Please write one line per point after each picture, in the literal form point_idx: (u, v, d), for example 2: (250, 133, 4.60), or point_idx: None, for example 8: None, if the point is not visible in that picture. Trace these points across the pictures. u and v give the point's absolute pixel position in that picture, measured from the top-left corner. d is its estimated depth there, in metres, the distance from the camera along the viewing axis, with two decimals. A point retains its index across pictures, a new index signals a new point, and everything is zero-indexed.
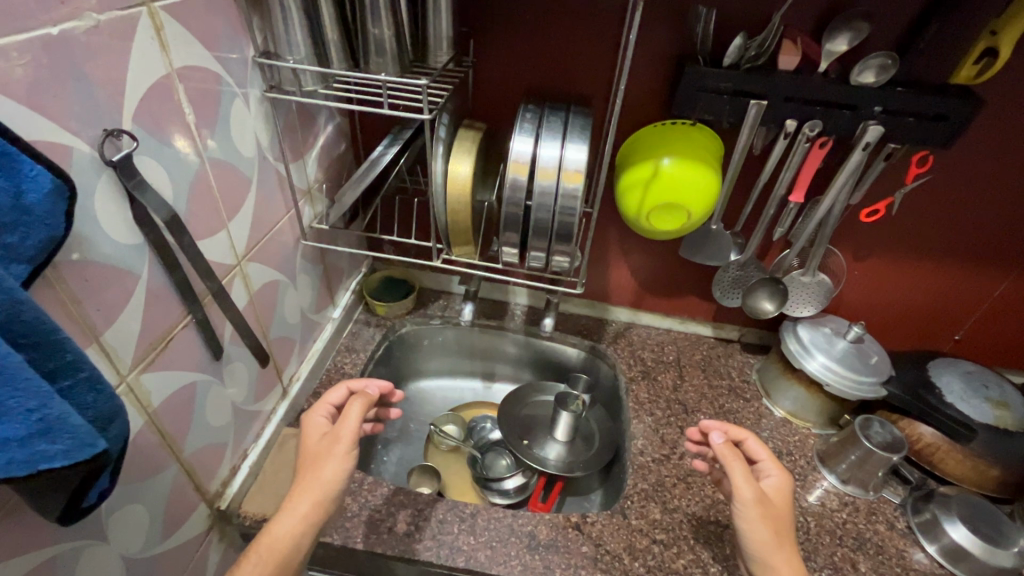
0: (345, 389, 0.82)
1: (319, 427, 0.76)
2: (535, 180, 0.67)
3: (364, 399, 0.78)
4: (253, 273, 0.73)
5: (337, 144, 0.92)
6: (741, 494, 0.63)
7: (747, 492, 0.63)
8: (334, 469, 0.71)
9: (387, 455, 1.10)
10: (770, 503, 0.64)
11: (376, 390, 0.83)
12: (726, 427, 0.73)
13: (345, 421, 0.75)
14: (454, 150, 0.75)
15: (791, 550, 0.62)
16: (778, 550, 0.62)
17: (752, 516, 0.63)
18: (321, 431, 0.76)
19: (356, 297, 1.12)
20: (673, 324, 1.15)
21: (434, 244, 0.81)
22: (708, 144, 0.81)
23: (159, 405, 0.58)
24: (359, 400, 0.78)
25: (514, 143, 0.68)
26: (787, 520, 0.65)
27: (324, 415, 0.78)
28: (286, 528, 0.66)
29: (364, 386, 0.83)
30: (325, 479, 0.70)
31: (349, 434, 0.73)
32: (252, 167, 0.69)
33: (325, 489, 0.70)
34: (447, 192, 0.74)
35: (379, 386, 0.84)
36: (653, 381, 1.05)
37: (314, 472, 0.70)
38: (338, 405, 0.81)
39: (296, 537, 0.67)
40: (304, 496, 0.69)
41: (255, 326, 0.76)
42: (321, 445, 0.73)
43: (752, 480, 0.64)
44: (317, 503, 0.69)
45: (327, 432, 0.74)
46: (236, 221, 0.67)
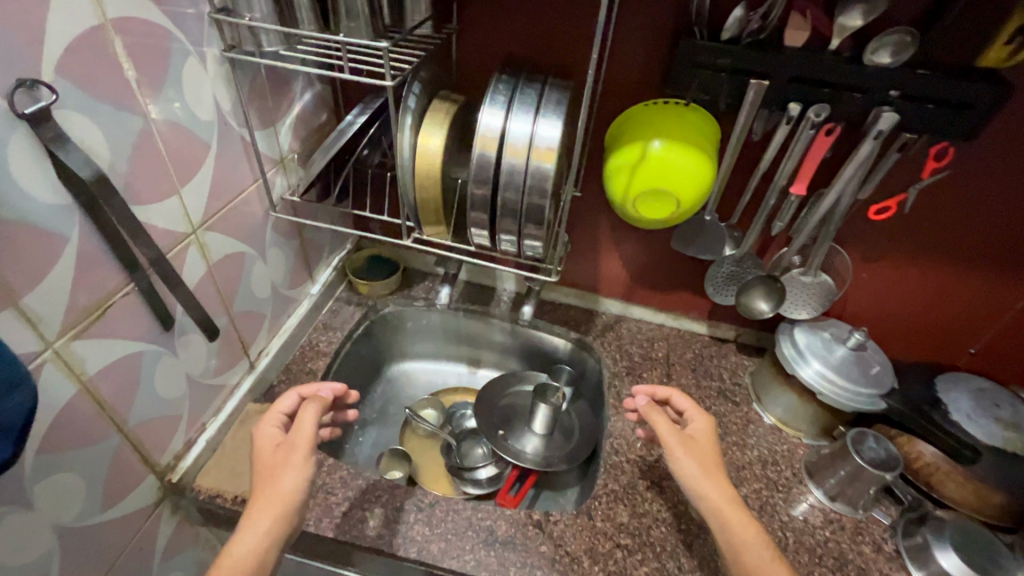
0: (296, 394, 0.79)
1: (272, 440, 0.73)
2: (504, 157, 0.63)
3: (318, 403, 0.76)
4: (212, 243, 0.71)
5: (317, 114, 0.88)
6: (665, 437, 0.72)
7: (667, 430, 0.72)
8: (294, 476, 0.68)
9: (362, 436, 1.08)
10: (694, 442, 0.72)
11: (327, 394, 0.81)
12: (652, 389, 0.81)
13: (298, 428, 0.73)
14: (425, 122, 0.70)
15: (716, 473, 0.69)
16: (705, 475, 0.69)
17: (676, 452, 0.71)
18: (275, 442, 0.73)
19: (338, 274, 1.09)
20: (666, 319, 1.09)
21: (404, 222, 0.77)
22: (704, 128, 0.75)
23: (95, 373, 0.56)
24: (312, 404, 0.75)
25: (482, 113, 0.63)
26: (717, 454, 0.72)
27: (275, 426, 0.75)
28: (249, 548, 0.63)
29: (315, 390, 0.80)
30: (285, 489, 0.68)
31: (305, 440, 0.72)
32: (211, 131, 0.66)
33: (286, 498, 0.68)
34: (416, 166, 0.70)
35: (331, 389, 0.82)
36: (637, 378, 1.00)
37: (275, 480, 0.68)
38: (295, 405, 0.79)
39: (258, 553, 0.64)
40: (264, 509, 0.66)
41: (214, 297, 0.74)
42: (274, 461, 0.70)
43: (673, 427, 0.73)
44: (279, 516, 0.66)
45: (281, 442, 0.72)
46: (190, 188, 0.64)
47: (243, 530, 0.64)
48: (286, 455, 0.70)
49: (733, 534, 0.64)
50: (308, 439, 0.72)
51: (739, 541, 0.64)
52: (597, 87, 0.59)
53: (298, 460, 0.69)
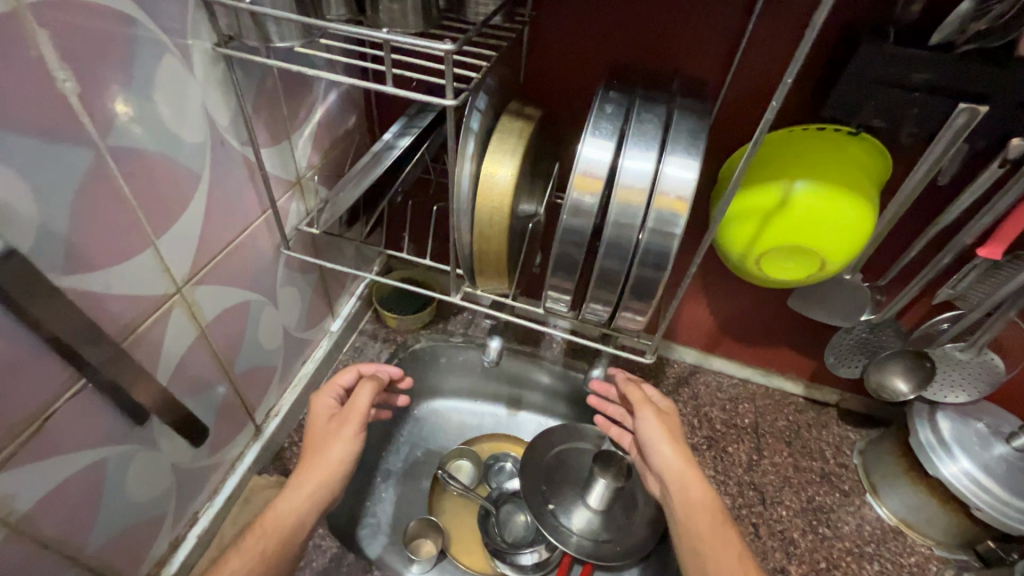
0: (355, 371, 0.70)
1: (327, 408, 0.65)
2: (609, 206, 0.44)
3: (377, 383, 0.66)
4: (203, 300, 0.54)
5: (342, 119, 0.70)
6: (637, 402, 0.67)
7: (638, 396, 0.67)
8: (344, 449, 0.60)
9: (386, 491, 0.93)
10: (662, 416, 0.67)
11: (386, 376, 0.72)
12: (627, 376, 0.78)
13: (352, 403, 0.64)
14: (490, 150, 0.51)
15: (681, 442, 0.64)
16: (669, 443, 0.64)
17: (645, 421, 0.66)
18: (328, 414, 0.65)
19: (363, 304, 0.92)
20: (753, 375, 0.91)
21: (454, 271, 0.58)
22: (870, 163, 0.54)
23: (30, 507, 0.41)
24: (370, 383, 0.66)
25: (584, 142, 0.43)
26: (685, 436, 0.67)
27: (332, 396, 0.67)
28: (290, 509, 0.57)
29: (374, 369, 0.71)
30: (332, 462, 0.60)
31: (359, 416, 0.63)
32: (202, 156, 0.48)
33: (332, 474, 0.59)
34: (475, 208, 0.51)
35: (390, 370, 0.72)
36: (721, 455, 0.82)
37: (324, 450, 0.60)
38: (351, 385, 0.69)
39: (299, 519, 0.57)
40: (308, 478, 0.59)
41: (209, 366, 0.57)
42: (327, 428, 0.62)
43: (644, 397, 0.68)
44: (324, 486, 0.59)
45: (336, 412, 0.64)
46: (171, 235, 0.47)
47: (288, 490, 0.58)
48: (340, 427, 0.62)
49: (689, 507, 0.60)
50: (362, 418, 0.63)
51: (696, 512, 0.60)
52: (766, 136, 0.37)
53: (350, 435, 0.61)
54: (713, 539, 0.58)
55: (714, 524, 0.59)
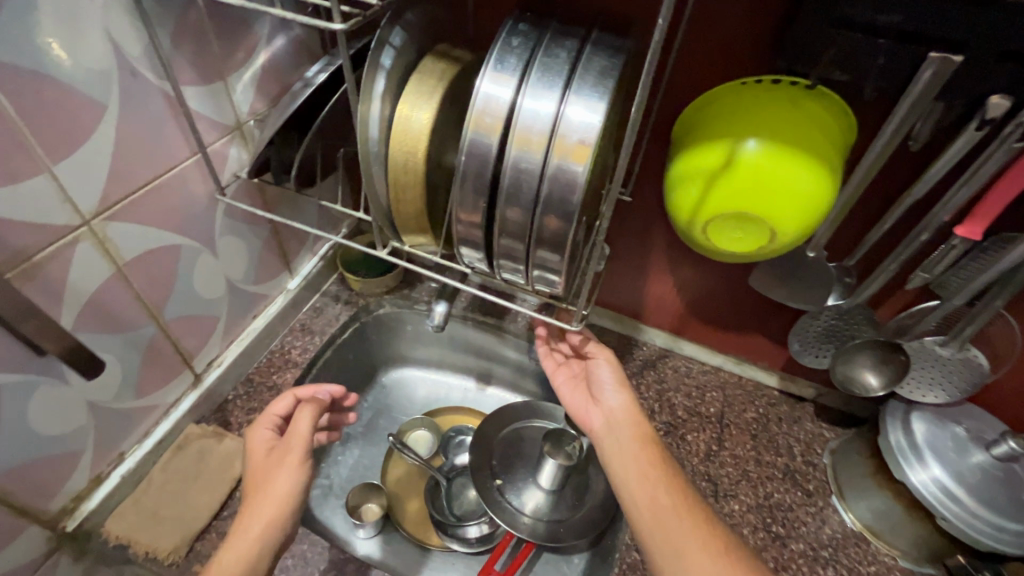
0: (292, 396, 0.68)
1: (266, 440, 0.63)
2: (509, 150, 0.40)
3: (316, 406, 0.66)
4: (119, 238, 0.53)
5: (292, 66, 0.68)
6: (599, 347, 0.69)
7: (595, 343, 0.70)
8: (289, 479, 0.59)
9: (342, 454, 0.92)
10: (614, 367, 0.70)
11: (327, 396, 0.70)
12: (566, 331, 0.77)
13: (291, 430, 0.63)
14: (406, 90, 0.48)
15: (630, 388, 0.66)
16: (618, 387, 0.66)
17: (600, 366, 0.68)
18: (267, 445, 0.63)
19: (326, 265, 0.90)
20: (725, 362, 0.85)
21: (375, 224, 0.54)
22: (829, 121, 0.49)
23: None
24: (309, 406, 0.65)
25: (483, 81, 0.40)
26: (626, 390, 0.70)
27: (269, 426, 0.65)
28: (238, 556, 0.55)
29: (313, 390, 0.70)
30: (278, 496, 0.58)
31: (301, 442, 0.61)
32: (109, 86, 0.47)
33: (280, 506, 0.58)
34: (388, 152, 0.48)
35: (331, 389, 0.71)
36: (678, 443, 0.78)
37: (268, 484, 0.59)
38: (290, 412, 0.67)
39: (251, 564, 0.55)
40: (253, 519, 0.57)
41: (131, 306, 0.57)
42: (266, 461, 0.61)
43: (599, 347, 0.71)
44: (274, 522, 0.57)
45: (276, 440, 0.63)
46: (70, 164, 0.46)
47: (233, 538, 0.56)
48: (282, 453, 0.60)
49: (633, 442, 0.61)
50: (304, 443, 0.61)
51: (647, 448, 0.60)
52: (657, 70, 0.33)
53: (295, 462, 0.60)
54: (658, 470, 0.58)
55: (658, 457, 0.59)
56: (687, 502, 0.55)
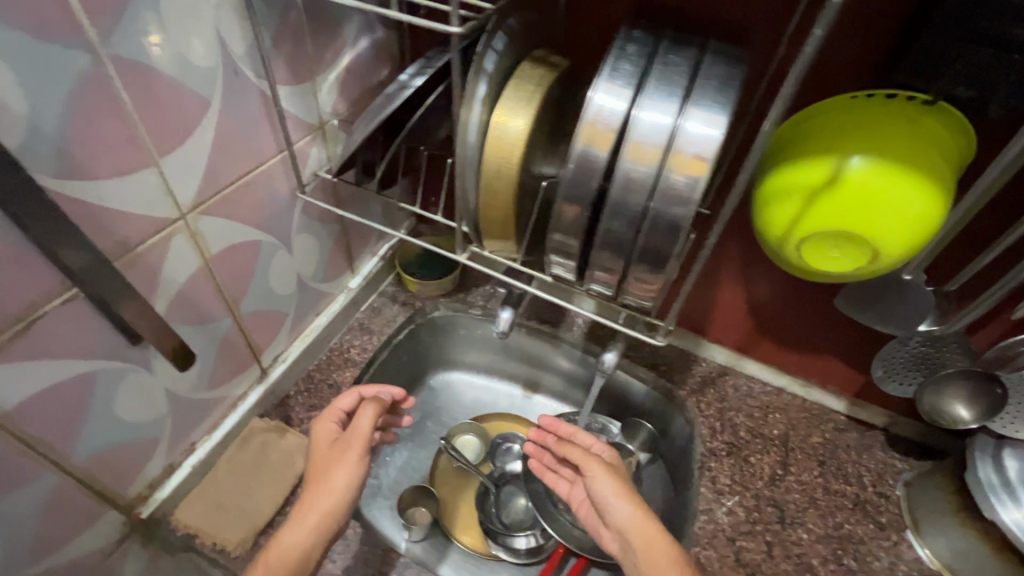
0: (356, 393, 0.68)
1: (330, 434, 0.63)
2: (620, 161, 0.39)
3: (378, 405, 0.65)
4: (209, 232, 0.54)
5: (372, 68, 0.68)
6: (581, 457, 0.61)
7: (580, 452, 0.61)
8: (345, 478, 0.59)
9: (390, 455, 0.92)
10: (617, 466, 0.62)
11: (389, 398, 0.69)
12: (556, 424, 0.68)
13: (353, 427, 0.62)
14: (504, 97, 0.47)
15: (635, 495, 0.58)
16: (621, 498, 0.58)
17: (597, 482, 0.59)
18: (331, 439, 0.63)
19: (385, 265, 0.91)
20: (790, 384, 0.83)
21: (459, 227, 0.54)
22: (947, 138, 0.46)
23: (13, 407, 0.42)
24: (372, 404, 0.64)
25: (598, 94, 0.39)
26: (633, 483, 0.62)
27: (334, 423, 0.64)
28: (295, 542, 0.57)
29: (376, 390, 0.68)
30: (337, 489, 0.59)
31: (361, 439, 0.61)
32: (213, 82, 0.48)
33: (337, 500, 0.59)
34: (482, 158, 0.48)
35: (393, 392, 0.68)
36: (742, 465, 0.75)
37: (327, 478, 0.59)
38: (353, 410, 0.67)
39: (305, 549, 0.57)
40: (311, 508, 0.58)
41: (213, 298, 0.57)
42: (328, 454, 0.61)
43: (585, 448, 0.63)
44: (329, 515, 0.58)
45: (340, 436, 0.63)
46: (174, 159, 0.47)
47: (293, 522, 0.58)
48: (341, 453, 0.60)
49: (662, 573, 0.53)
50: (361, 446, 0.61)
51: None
52: (796, 90, 0.32)
53: (351, 462, 0.59)
54: None
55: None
56: None
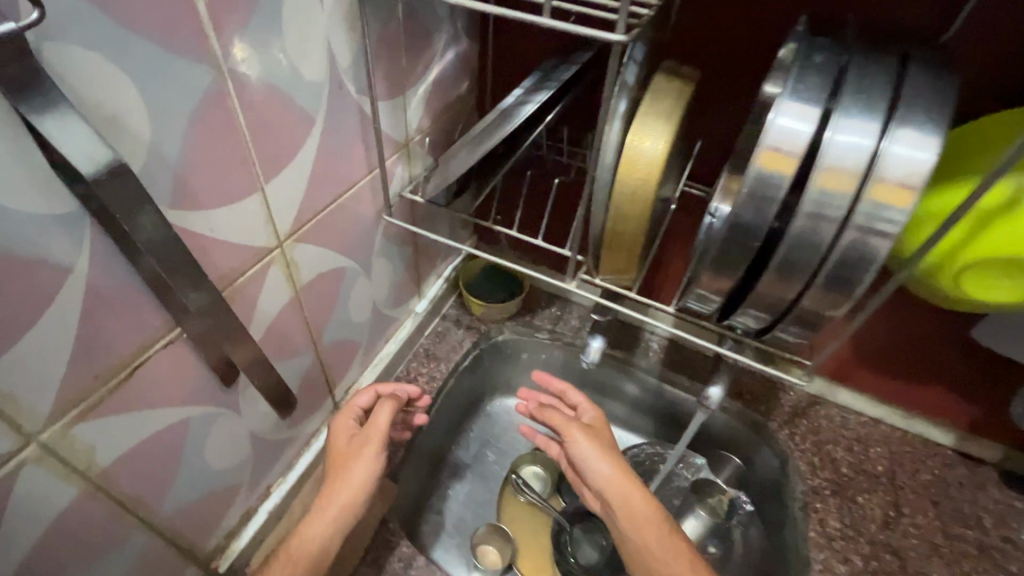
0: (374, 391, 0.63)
1: (349, 427, 0.58)
2: (807, 189, 0.35)
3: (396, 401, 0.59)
4: (302, 261, 0.49)
5: (456, 82, 0.64)
6: (562, 424, 0.56)
7: (562, 418, 0.56)
8: (365, 468, 0.54)
9: (453, 488, 0.85)
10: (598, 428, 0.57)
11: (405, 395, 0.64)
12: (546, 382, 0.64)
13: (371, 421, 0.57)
14: (642, 113, 0.43)
15: (622, 460, 0.53)
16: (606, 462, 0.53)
17: (579, 450, 0.53)
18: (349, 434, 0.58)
19: (449, 287, 0.86)
20: (889, 415, 0.76)
21: (575, 254, 0.50)
22: None
23: (109, 465, 0.37)
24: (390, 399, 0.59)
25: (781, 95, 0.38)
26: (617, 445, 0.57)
27: (354, 417, 0.59)
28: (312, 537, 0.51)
29: (393, 388, 0.64)
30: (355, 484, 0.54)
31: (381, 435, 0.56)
32: (320, 98, 0.44)
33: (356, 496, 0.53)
34: (615, 180, 0.43)
35: (410, 390, 0.65)
36: (850, 505, 0.69)
37: (346, 469, 0.54)
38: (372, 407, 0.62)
39: (325, 543, 0.52)
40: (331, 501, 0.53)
41: (299, 331, 0.53)
42: (345, 450, 0.56)
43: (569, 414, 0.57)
44: (348, 507, 0.53)
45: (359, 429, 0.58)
46: (278, 183, 0.43)
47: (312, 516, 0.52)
48: (361, 443, 0.55)
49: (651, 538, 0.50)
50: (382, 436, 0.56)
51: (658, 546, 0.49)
52: None
53: (371, 451, 0.55)
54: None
55: (680, 553, 0.49)
56: None
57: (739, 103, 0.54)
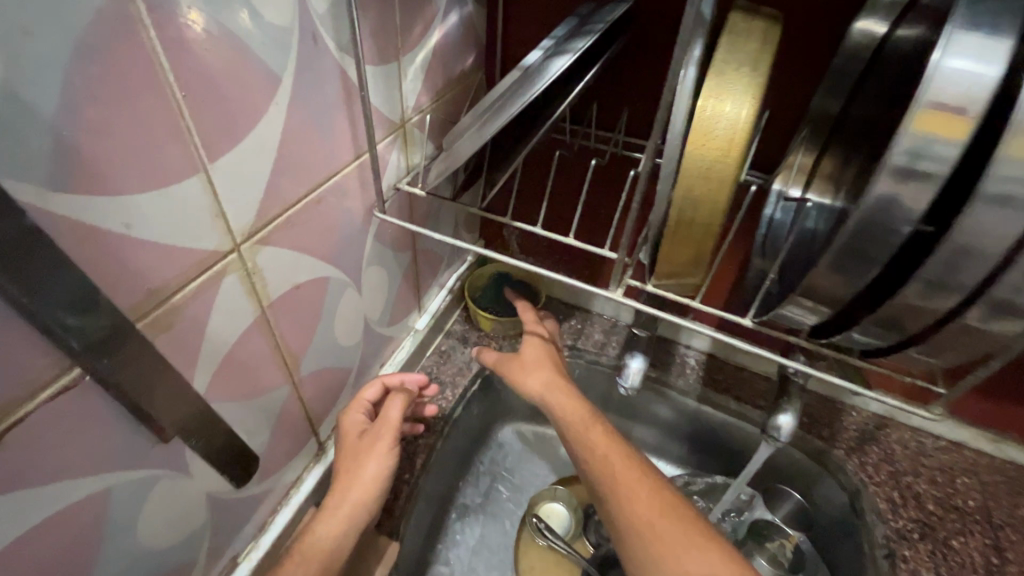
0: (380, 384, 0.55)
1: (359, 423, 0.52)
2: (997, 156, 0.23)
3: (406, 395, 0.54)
4: (270, 270, 0.38)
5: (461, 54, 0.54)
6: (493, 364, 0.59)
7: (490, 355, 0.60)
8: (378, 465, 0.49)
9: (462, 532, 0.70)
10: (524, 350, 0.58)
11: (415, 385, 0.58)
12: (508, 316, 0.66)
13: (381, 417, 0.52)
14: (719, 64, 0.32)
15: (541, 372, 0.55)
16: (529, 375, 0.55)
17: (525, 370, 0.55)
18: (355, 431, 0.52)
19: (453, 300, 0.75)
20: (973, 438, 0.66)
21: (623, 256, 0.39)
22: None
23: None
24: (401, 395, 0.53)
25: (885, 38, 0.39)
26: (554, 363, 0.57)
27: (363, 412, 0.53)
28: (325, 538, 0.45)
29: (401, 377, 0.56)
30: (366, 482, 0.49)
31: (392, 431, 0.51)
32: (286, 51, 0.33)
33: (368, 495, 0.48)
34: (685, 153, 0.32)
35: (417, 379, 0.58)
36: (945, 553, 0.58)
37: (356, 467, 0.49)
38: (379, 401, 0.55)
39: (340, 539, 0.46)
40: (342, 498, 0.48)
41: (269, 360, 0.41)
42: (353, 449, 0.50)
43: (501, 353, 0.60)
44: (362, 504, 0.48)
45: (369, 424, 0.52)
46: (230, 163, 0.31)
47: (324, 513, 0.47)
48: (372, 439, 0.50)
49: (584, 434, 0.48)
50: (396, 430, 0.51)
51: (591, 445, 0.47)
52: None
53: (384, 447, 0.50)
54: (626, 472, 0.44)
55: (620, 454, 0.45)
56: (665, 507, 0.41)
57: (815, 64, 0.44)
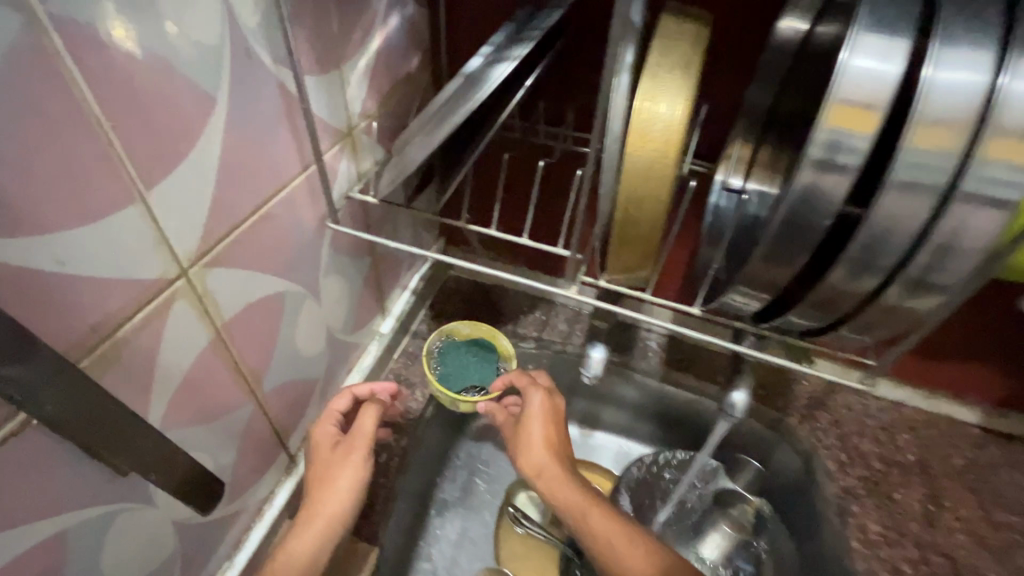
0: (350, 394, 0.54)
1: (330, 434, 0.50)
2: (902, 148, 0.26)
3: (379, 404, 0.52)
4: (222, 292, 0.37)
5: (406, 56, 0.53)
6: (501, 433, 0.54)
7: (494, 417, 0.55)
8: (352, 475, 0.47)
9: (441, 528, 0.71)
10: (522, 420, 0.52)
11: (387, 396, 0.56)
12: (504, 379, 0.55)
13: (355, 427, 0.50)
14: (652, 67, 0.33)
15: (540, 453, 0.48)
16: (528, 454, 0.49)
17: (529, 442, 0.49)
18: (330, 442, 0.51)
19: (418, 300, 0.75)
20: (911, 397, 0.71)
21: (575, 254, 0.40)
22: None
23: None
24: (374, 404, 0.51)
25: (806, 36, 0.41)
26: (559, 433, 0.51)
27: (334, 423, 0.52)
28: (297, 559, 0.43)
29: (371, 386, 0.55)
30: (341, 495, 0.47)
31: (366, 440, 0.49)
32: (219, 68, 0.32)
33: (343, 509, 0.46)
34: (625, 154, 0.34)
35: (388, 390, 0.56)
36: (887, 505, 0.63)
37: (329, 479, 0.47)
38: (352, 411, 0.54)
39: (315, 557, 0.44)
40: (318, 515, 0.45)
41: (228, 380, 0.41)
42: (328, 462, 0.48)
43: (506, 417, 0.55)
44: (337, 519, 0.46)
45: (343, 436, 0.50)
46: (170, 188, 0.31)
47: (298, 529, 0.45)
48: (347, 451, 0.48)
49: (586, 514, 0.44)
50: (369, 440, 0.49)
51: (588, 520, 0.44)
52: None
53: (358, 458, 0.48)
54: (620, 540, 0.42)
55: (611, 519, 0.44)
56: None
57: (747, 58, 0.46)
